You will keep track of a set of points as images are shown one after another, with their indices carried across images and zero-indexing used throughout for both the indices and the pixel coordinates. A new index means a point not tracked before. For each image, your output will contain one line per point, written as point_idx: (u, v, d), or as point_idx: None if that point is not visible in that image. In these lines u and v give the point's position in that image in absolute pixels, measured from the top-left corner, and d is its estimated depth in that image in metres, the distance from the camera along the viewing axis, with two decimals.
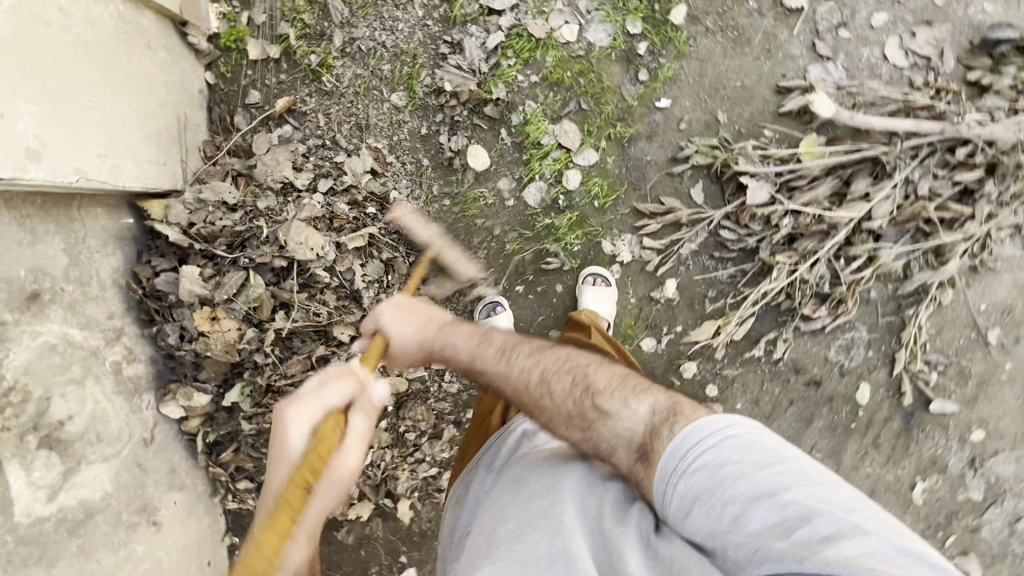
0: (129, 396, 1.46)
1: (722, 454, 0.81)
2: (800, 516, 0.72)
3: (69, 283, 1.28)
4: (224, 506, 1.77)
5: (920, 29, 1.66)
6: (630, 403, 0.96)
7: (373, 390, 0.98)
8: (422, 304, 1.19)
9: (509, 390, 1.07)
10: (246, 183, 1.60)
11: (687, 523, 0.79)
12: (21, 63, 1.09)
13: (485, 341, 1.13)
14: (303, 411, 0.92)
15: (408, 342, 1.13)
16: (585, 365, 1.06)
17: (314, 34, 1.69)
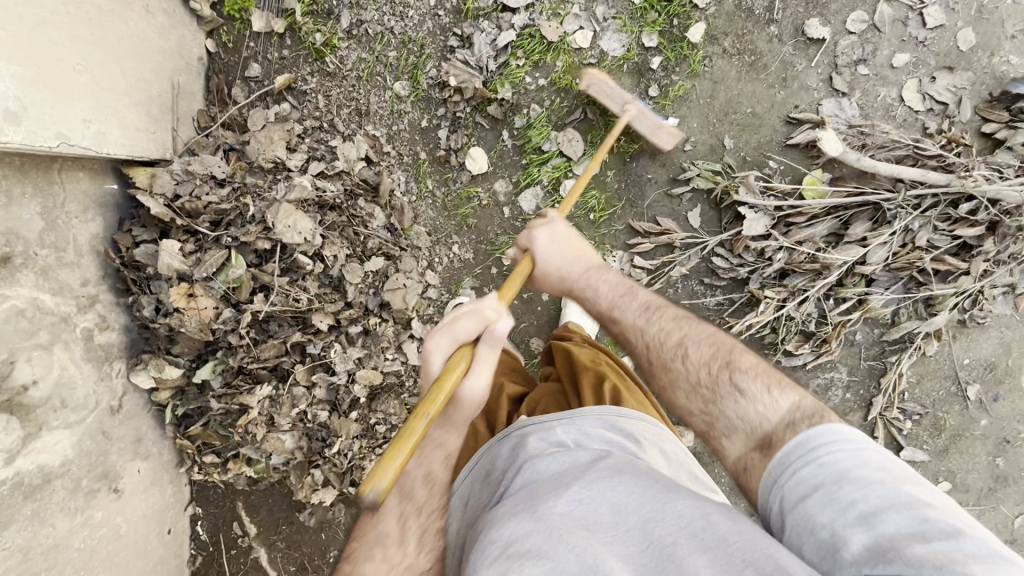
0: (99, 363, 1.45)
1: (861, 458, 0.74)
2: (942, 529, 0.62)
3: (44, 248, 1.26)
4: (190, 477, 1.79)
5: (941, 73, 1.62)
6: (772, 393, 0.93)
7: (499, 328, 1.00)
8: (578, 240, 1.27)
9: (641, 347, 1.13)
10: (236, 158, 1.57)
11: (801, 512, 0.73)
12: (4, 21, 1.05)
13: (627, 293, 1.20)
14: (441, 341, 0.99)
15: (556, 268, 1.24)
16: (731, 347, 1.04)
17: (322, 12, 1.65)
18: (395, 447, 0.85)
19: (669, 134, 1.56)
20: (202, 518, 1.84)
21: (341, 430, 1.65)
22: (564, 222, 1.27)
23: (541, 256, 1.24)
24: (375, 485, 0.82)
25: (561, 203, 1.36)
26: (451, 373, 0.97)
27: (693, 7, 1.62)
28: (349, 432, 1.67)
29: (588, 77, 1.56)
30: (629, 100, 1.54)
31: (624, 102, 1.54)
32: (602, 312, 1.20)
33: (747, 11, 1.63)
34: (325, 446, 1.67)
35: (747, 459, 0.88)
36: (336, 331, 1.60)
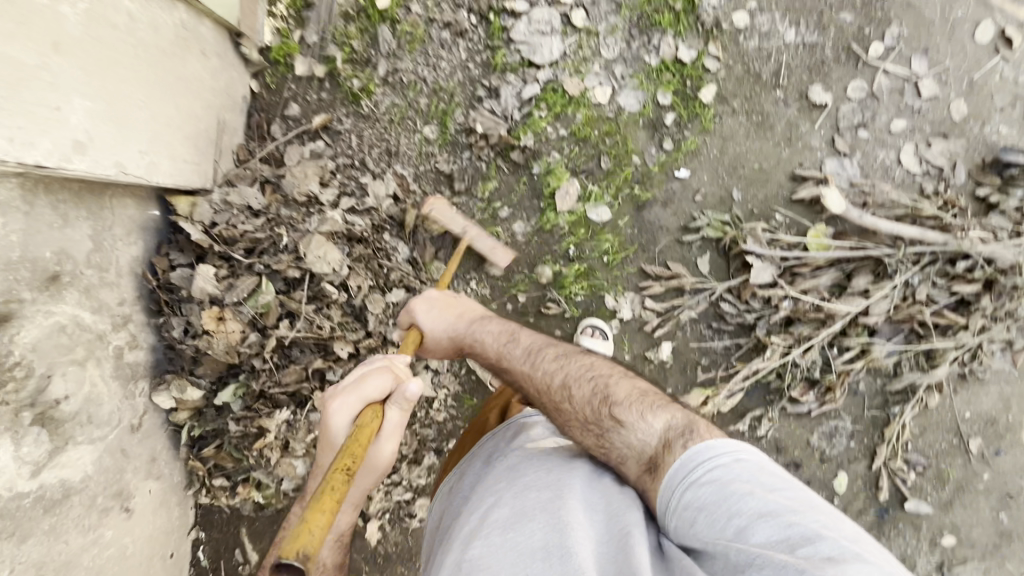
0: (126, 382, 1.49)
1: (736, 472, 0.87)
2: (804, 536, 0.77)
3: (89, 268, 1.32)
4: (196, 500, 1.80)
5: (936, 140, 1.73)
6: (647, 418, 1.02)
7: (408, 386, 1.11)
8: (454, 300, 1.36)
9: (533, 391, 1.17)
10: (272, 190, 1.66)
11: (693, 532, 0.85)
12: (84, 62, 1.14)
13: (510, 340, 1.26)
14: (347, 402, 1.08)
15: (442, 331, 1.32)
16: (606, 379, 1.13)
17: (361, 60, 1.77)
18: (321, 502, 0.85)
19: (502, 253, 1.74)
20: (205, 542, 1.84)
21: None
22: (440, 291, 1.38)
23: (427, 327, 1.31)
24: (302, 546, 0.77)
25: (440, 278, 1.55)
26: (365, 429, 1.05)
27: (705, 70, 1.75)
28: None
29: (431, 204, 1.73)
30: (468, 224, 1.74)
31: (464, 226, 1.73)
32: (491, 362, 1.25)
33: (755, 76, 1.75)
34: None
35: (642, 483, 0.97)
36: (355, 360, 1.65)
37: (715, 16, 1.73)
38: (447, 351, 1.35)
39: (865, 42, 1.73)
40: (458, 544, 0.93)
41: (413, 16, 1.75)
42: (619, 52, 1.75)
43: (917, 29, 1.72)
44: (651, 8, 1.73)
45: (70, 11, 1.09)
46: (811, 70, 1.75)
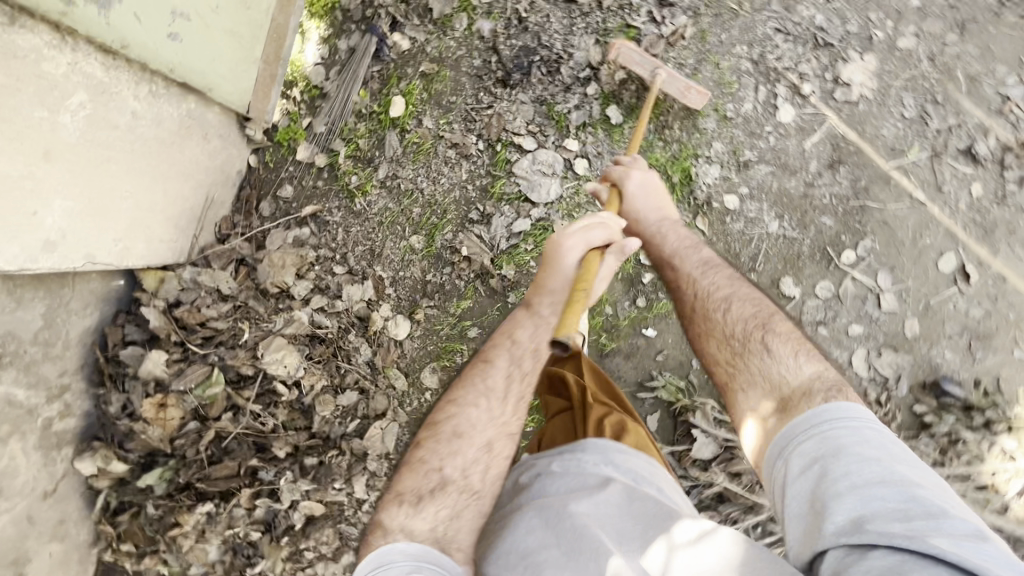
0: (48, 450, 1.44)
1: (861, 439, 0.88)
2: (925, 509, 0.77)
3: (34, 346, 1.30)
4: (99, 556, 1.64)
5: (886, 350, 1.83)
6: (799, 359, 1.07)
7: (628, 243, 1.27)
8: (662, 193, 1.49)
9: (692, 293, 1.30)
10: (245, 274, 1.66)
11: (800, 481, 0.88)
12: (74, 165, 1.13)
13: (692, 248, 1.38)
14: (577, 244, 1.25)
15: (638, 213, 1.46)
16: (773, 313, 1.19)
17: (363, 158, 1.78)
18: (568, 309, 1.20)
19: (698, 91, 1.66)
20: None
21: (269, 553, 1.65)
22: (659, 180, 1.51)
23: (629, 198, 1.47)
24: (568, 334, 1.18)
25: (630, 141, 1.61)
26: (591, 267, 1.24)
27: None
28: (277, 557, 1.65)
29: None
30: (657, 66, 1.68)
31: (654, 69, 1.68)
32: (663, 257, 1.40)
33: (735, 255, 1.81)
34: (247, 565, 1.64)
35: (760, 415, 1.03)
36: (292, 459, 1.64)
37: (707, 193, 1.80)
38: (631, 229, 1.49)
39: (839, 247, 1.83)
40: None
41: (423, 129, 1.78)
42: None
43: (887, 246, 1.82)
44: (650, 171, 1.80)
45: (70, 121, 1.10)
46: (786, 261, 1.83)
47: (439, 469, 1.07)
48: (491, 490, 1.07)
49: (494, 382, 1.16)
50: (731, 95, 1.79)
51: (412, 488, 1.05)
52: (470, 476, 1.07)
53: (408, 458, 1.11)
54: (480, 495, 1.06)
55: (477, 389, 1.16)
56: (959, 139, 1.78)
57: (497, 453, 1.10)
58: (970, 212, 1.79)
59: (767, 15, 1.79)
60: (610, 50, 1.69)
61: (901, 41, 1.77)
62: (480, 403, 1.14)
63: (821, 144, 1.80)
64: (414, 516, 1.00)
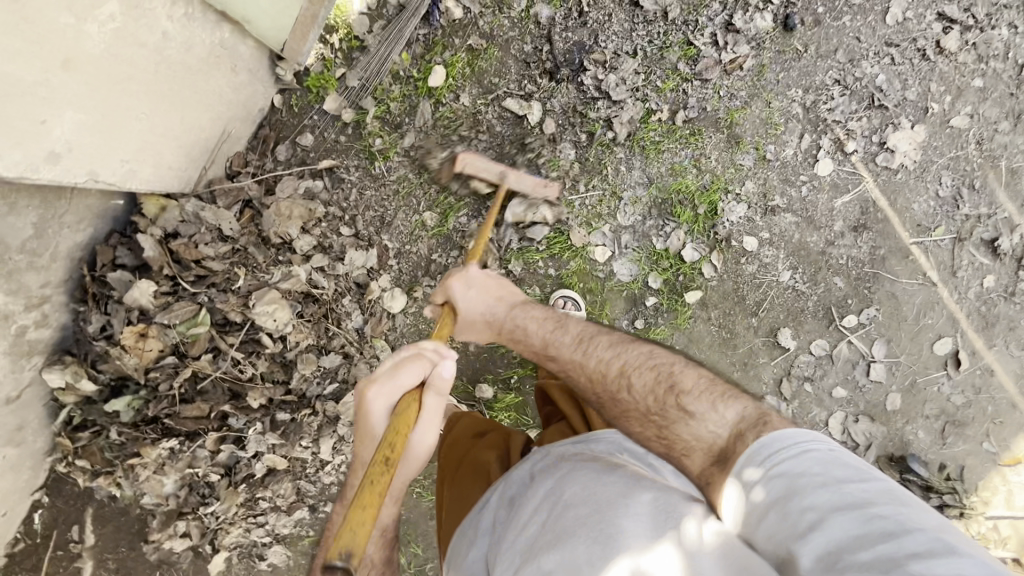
0: (18, 357, 1.40)
1: (806, 467, 0.74)
2: (886, 529, 0.64)
3: (20, 253, 1.27)
4: (52, 466, 1.64)
5: (863, 418, 1.84)
6: (717, 407, 0.94)
7: (443, 370, 0.99)
8: (494, 283, 1.36)
9: (585, 380, 1.14)
10: (249, 217, 1.62)
11: (756, 530, 0.74)
12: (92, 75, 1.09)
13: (557, 327, 1.25)
14: (379, 392, 0.97)
15: (478, 315, 1.33)
16: (673, 366, 1.06)
17: (391, 123, 1.72)
18: (359, 502, 0.79)
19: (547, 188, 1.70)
20: (45, 506, 1.69)
21: (225, 497, 1.65)
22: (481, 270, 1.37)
23: (463, 307, 1.32)
24: (347, 544, 0.73)
25: (472, 250, 1.46)
26: (402, 424, 0.95)
27: (700, 274, 1.79)
28: (232, 502, 1.66)
29: None
30: (500, 168, 1.67)
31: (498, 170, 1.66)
32: (540, 352, 1.23)
33: (740, 297, 1.80)
34: (201, 502, 1.65)
35: (708, 476, 0.87)
36: (264, 411, 1.62)
37: (728, 231, 1.77)
38: (492, 336, 1.35)
39: (844, 309, 1.81)
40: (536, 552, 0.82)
41: (458, 105, 1.72)
42: (632, 222, 1.77)
43: (890, 318, 1.81)
44: (677, 197, 1.76)
45: (97, 30, 1.06)
46: (789, 313, 1.81)
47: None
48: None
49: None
50: (775, 137, 1.75)
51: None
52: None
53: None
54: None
55: None
56: (986, 229, 1.77)
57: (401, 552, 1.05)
58: (976, 302, 1.80)
59: (830, 63, 1.73)
60: (454, 166, 1.64)
61: (955, 119, 1.73)
62: None
63: (851, 206, 1.78)
64: None
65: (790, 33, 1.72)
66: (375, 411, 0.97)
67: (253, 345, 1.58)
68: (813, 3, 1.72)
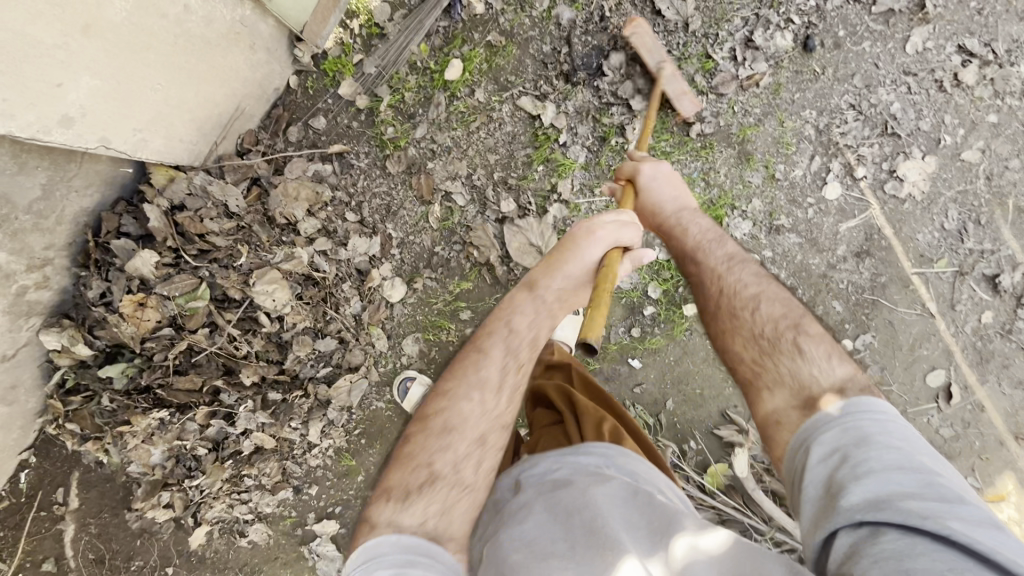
0: (16, 316, 1.41)
1: (884, 432, 0.81)
2: (942, 496, 0.71)
3: (27, 214, 1.28)
4: (43, 427, 1.64)
5: None
6: (832, 361, 0.95)
7: (645, 255, 1.20)
8: (679, 182, 1.37)
9: (712, 291, 1.15)
10: (256, 195, 1.63)
11: (819, 469, 0.81)
12: (110, 42, 1.10)
13: (716, 240, 1.24)
14: (603, 240, 1.15)
15: (650, 203, 1.35)
16: (809, 314, 1.06)
17: (405, 112, 1.72)
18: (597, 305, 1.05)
19: (693, 100, 1.68)
20: (32, 467, 1.70)
21: (211, 471, 1.66)
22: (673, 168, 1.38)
23: (647, 185, 1.35)
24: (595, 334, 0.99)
25: (640, 138, 1.51)
26: (611, 271, 1.13)
27: None
28: (218, 477, 1.67)
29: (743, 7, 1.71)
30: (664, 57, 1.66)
31: (660, 59, 1.66)
32: (686, 250, 1.25)
33: None
34: (187, 474, 1.66)
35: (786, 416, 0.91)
36: (256, 389, 1.63)
37: None
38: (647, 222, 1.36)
39: (840, 333, 1.81)
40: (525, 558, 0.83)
41: (473, 100, 1.72)
42: None
43: (885, 346, 1.81)
44: None
45: None
46: None
47: (429, 465, 0.97)
48: (482, 485, 0.98)
49: (488, 374, 1.05)
50: (786, 157, 1.75)
51: (401, 483, 0.95)
52: (462, 472, 0.97)
53: (399, 452, 1.01)
54: (474, 488, 0.97)
55: (470, 380, 1.05)
56: (988, 265, 1.77)
57: (491, 447, 1.01)
58: (972, 337, 1.80)
59: (847, 87, 1.73)
60: (626, 27, 1.64)
61: (966, 152, 1.73)
62: (473, 395, 1.03)
63: (855, 231, 1.78)
64: (401, 512, 0.91)
65: (810, 54, 1.72)
66: (595, 246, 1.15)
67: (250, 323, 1.59)
68: (834, 26, 1.72)
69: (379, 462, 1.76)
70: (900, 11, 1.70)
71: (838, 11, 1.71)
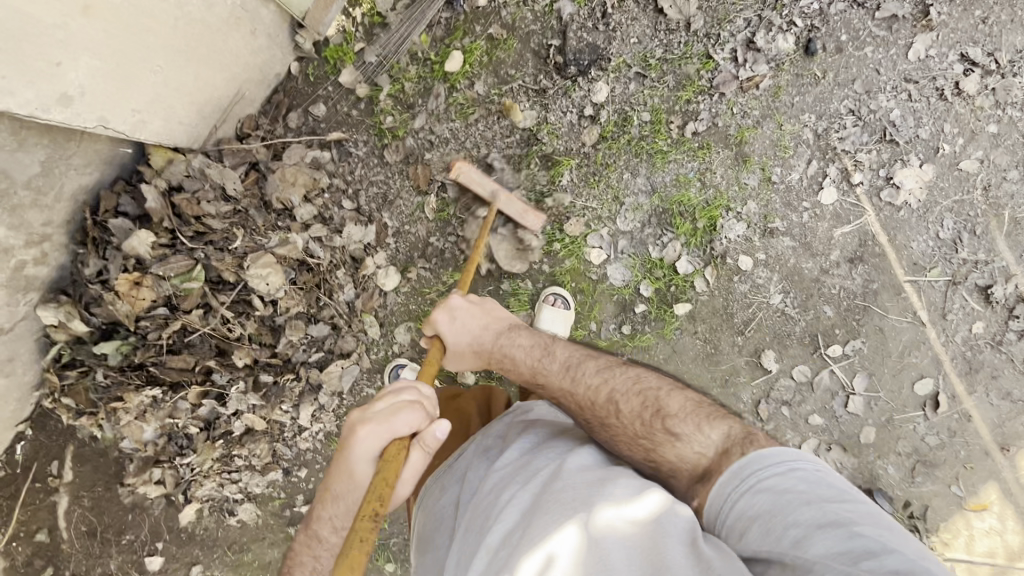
0: (15, 291, 1.45)
1: (791, 482, 0.77)
2: (868, 549, 0.67)
3: (25, 190, 1.32)
4: (39, 401, 1.68)
5: (835, 447, 1.85)
6: (703, 430, 0.92)
7: (437, 430, 0.96)
8: (482, 308, 1.28)
9: (571, 406, 1.06)
10: (253, 179, 1.64)
11: (744, 541, 0.75)
12: (109, 24, 1.14)
13: (545, 353, 1.17)
14: (372, 432, 0.91)
15: (465, 344, 1.24)
16: (657, 390, 1.02)
17: (404, 102, 1.73)
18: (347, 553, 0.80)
19: (534, 217, 1.71)
20: (29, 439, 1.74)
21: (202, 450, 1.70)
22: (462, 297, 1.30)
23: (454, 339, 1.24)
24: None
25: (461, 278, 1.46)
26: (386, 474, 0.90)
27: (692, 287, 1.80)
28: (208, 456, 1.70)
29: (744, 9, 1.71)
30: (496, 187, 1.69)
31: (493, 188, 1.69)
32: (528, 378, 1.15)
33: (728, 314, 1.81)
34: (178, 452, 1.70)
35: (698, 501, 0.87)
36: (248, 370, 1.65)
37: (725, 248, 1.78)
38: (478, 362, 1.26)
39: (830, 338, 1.81)
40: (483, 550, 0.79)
41: (472, 92, 1.73)
42: (631, 228, 1.78)
43: (874, 352, 1.82)
44: (678, 209, 1.77)
45: None
46: (775, 335, 1.82)
47: None
48: None
49: None
50: (783, 159, 1.75)
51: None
52: None
53: None
54: None
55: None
56: (981, 276, 1.77)
57: None
58: (962, 347, 1.80)
59: (847, 92, 1.73)
60: (450, 171, 1.67)
61: (964, 162, 1.73)
62: None
63: (850, 237, 1.78)
64: None
65: (811, 57, 1.72)
66: (362, 448, 0.92)
67: (243, 306, 1.61)
68: (837, 30, 1.71)
69: None
70: (904, 16, 1.70)
71: (842, 15, 1.71)
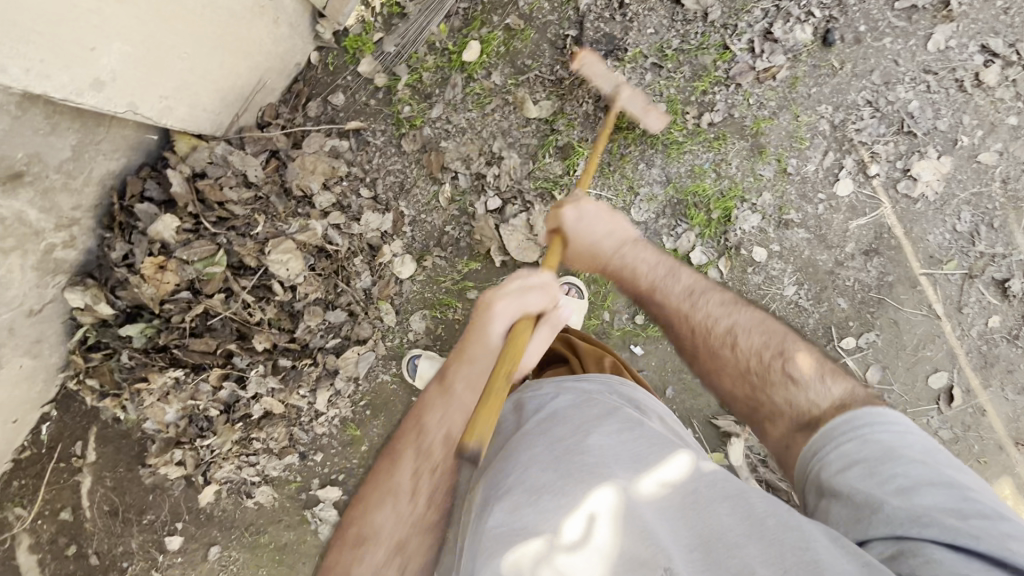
0: (45, 273, 1.49)
1: (906, 442, 0.83)
2: (980, 511, 0.73)
3: (57, 173, 1.37)
4: (65, 382, 1.72)
5: None
6: (825, 380, 0.97)
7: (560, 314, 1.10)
8: (613, 212, 1.25)
9: (685, 330, 1.12)
10: (274, 167, 1.67)
11: (841, 478, 0.83)
12: (141, 11, 1.19)
13: (669, 273, 1.18)
14: (508, 306, 1.03)
15: (589, 243, 1.24)
16: (786, 334, 1.05)
17: (422, 92, 1.75)
18: (486, 405, 0.92)
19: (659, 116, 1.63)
20: (53, 420, 1.78)
21: (222, 432, 1.73)
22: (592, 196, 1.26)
23: (576, 233, 1.23)
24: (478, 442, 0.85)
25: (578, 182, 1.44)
26: (516, 343, 1.02)
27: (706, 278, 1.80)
28: (228, 438, 1.74)
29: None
30: (617, 82, 1.63)
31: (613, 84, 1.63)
32: (639, 293, 1.18)
33: None
34: (199, 434, 1.74)
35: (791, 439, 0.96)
36: (267, 355, 1.68)
37: (739, 239, 1.78)
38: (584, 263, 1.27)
39: (843, 330, 1.81)
40: (508, 507, 0.79)
41: (489, 82, 1.74)
42: (645, 219, 1.79)
43: (889, 345, 1.81)
44: (692, 199, 1.77)
45: None
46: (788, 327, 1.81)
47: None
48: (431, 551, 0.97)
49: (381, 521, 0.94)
50: (799, 151, 1.75)
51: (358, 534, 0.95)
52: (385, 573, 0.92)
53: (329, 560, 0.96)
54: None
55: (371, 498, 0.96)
56: (998, 269, 1.76)
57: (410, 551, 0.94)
58: (978, 341, 1.79)
59: (864, 83, 1.72)
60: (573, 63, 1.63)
61: (983, 154, 1.72)
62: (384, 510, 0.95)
63: (865, 229, 1.78)
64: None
65: (829, 48, 1.72)
66: (499, 321, 1.03)
67: (264, 292, 1.64)
68: (856, 21, 1.71)
69: (382, 434, 1.80)
70: (923, 7, 1.70)
71: (860, 6, 1.71)
